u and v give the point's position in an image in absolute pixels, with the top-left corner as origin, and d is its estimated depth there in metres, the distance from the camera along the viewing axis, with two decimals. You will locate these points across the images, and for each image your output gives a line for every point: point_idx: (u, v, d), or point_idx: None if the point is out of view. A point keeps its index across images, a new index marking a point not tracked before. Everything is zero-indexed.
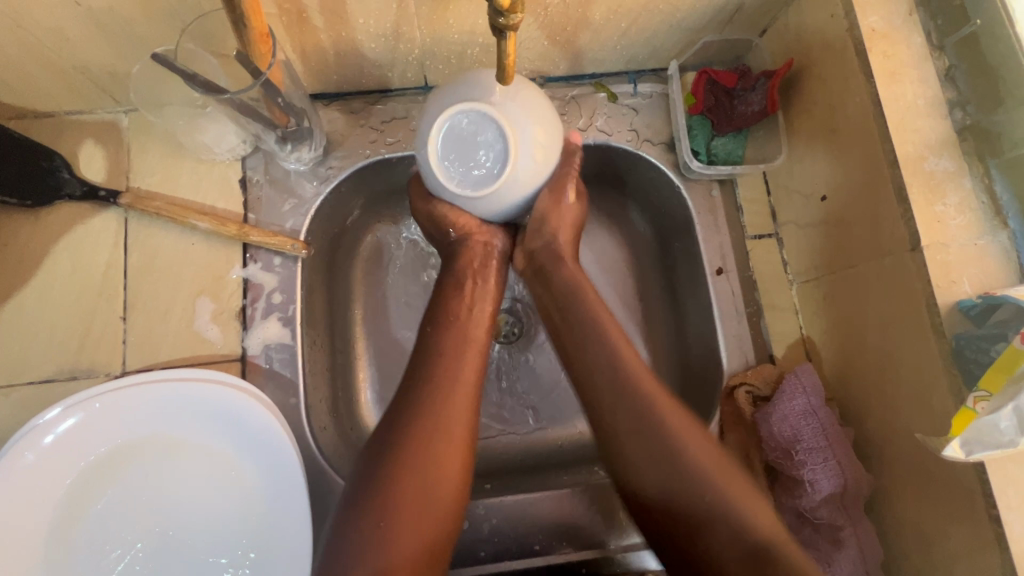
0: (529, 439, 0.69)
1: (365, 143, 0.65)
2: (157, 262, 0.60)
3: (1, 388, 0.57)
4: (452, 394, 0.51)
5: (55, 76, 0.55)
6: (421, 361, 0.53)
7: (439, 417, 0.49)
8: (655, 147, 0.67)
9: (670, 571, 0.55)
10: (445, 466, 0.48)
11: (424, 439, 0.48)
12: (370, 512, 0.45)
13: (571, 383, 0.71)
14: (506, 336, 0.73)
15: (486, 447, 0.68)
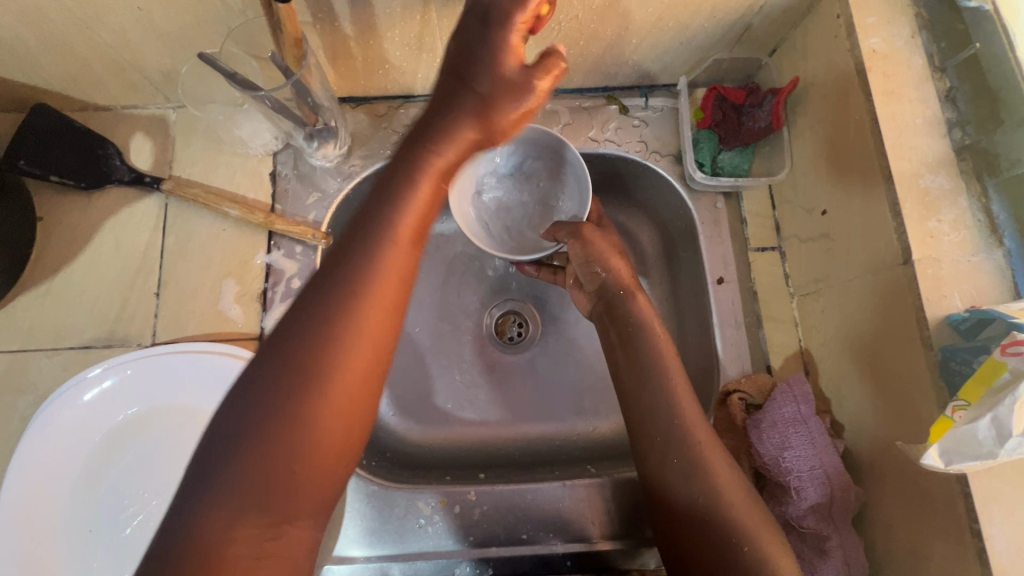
0: (526, 436, 0.71)
1: (387, 144, 0.70)
2: (190, 244, 0.65)
3: (47, 350, 0.62)
4: (381, 298, 0.39)
5: (115, 73, 0.62)
6: (351, 255, 0.40)
7: (351, 335, 0.38)
8: (663, 158, 0.70)
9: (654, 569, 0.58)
10: (356, 391, 0.38)
11: (342, 353, 0.38)
12: (278, 420, 0.36)
13: (570, 383, 0.73)
14: (512, 335, 0.76)
15: (484, 442, 0.70)
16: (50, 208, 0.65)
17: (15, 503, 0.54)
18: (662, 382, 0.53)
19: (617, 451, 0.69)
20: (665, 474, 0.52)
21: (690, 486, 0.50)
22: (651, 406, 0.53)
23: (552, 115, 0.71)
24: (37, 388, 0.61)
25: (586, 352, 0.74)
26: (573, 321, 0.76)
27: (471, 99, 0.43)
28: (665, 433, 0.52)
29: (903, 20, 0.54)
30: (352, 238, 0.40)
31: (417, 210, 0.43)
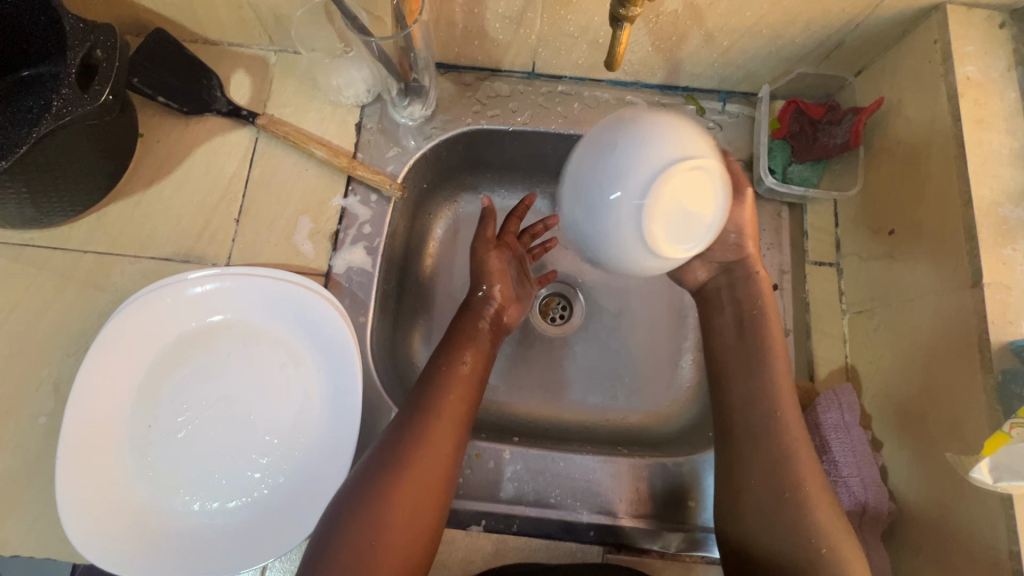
0: (559, 412, 0.73)
1: (469, 112, 0.73)
2: (274, 178, 0.69)
3: (130, 256, 0.66)
4: (427, 457, 0.53)
5: (233, 10, 0.66)
6: (425, 389, 0.57)
7: (426, 441, 0.54)
8: (732, 162, 0.71)
9: (674, 553, 0.59)
10: (420, 510, 0.51)
11: (414, 486, 0.51)
12: (349, 550, 0.48)
13: (607, 368, 0.75)
14: (555, 316, 0.78)
15: (517, 411, 0.72)
16: (150, 127, 0.70)
17: (87, 390, 0.57)
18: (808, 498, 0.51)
19: (647, 439, 0.70)
20: (750, 491, 0.53)
21: (762, 491, 0.52)
22: (756, 489, 0.52)
23: (630, 107, 0.73)
24: (115, 290, 0.65)
25: (627, 340, 0.76)
26: (616, 309, 0.77)
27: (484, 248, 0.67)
28: (775, 523, 0.51)
29: (999, 54, 0.55)
30: (413, 395, 0.57)
31: (464, 360, 0.60)
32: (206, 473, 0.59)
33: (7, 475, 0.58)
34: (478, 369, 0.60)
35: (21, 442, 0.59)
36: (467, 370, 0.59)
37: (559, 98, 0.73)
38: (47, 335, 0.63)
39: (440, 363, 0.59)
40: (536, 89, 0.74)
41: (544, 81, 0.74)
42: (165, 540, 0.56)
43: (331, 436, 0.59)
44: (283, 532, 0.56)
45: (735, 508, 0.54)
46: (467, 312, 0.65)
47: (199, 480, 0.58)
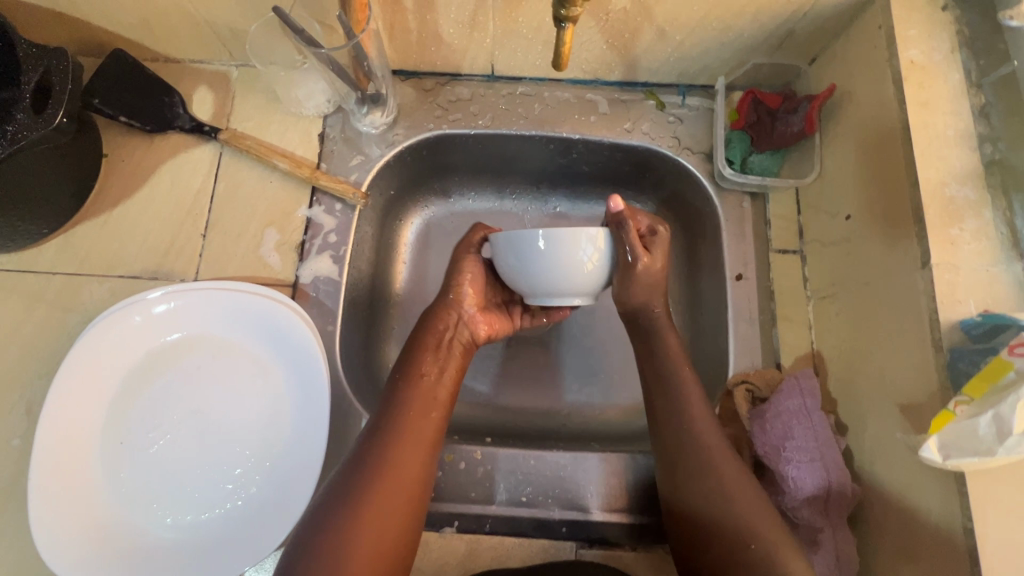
0: (534, 410, 0.73)
1: (430, 117, 0.73)
2: (238, 191, 0.69)
3: (98, 276, 0.66)
4: (391, 478, 0.53)
5: (189, 27, 0.67)
6: (387, 412, 0.56)
7: (391, 466, 0.53)
8: (694, 155, 0.72)
9: (647, 547, 0.59)
10: (387, 535, 0.50)
11: (377, 514, 0.51)
12: None
13: (581, 365, 0.75)
14: None
15: (492, 412, 0.73)
16: (114, 147, 0.70)
17: (57, 412, 0.58)
18: (760, 529, 0.49)
19: (621, 432, 0.71)
20: (690, 504, 0.53)
21: (699, 501, 0.52)
22: (693, 501, 0.53)
23: (590, 104, 0.74)
24: (85, 310, 0.65)
25: (599, 336, 0.77)
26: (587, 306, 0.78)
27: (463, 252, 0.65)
28: (719, 531, 0.51)
29: (943, 36, 0.55)
30: (376, 417, 0.56)
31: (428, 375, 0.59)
32: (181, 488, 0.59)
33: None
34: (443, 386, 0.60)
35: None
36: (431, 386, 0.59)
37: (520, 99, 0.74)
38: (19, 357, 0.63)
39: (403, 376, 0.59)
40: (496, 91, 0.74)
41: (504, 83, 0.74)
42: (142, 557, 0.57)
43: (301, 445, 0.59)
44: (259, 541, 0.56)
45: (683, 522, 0.53)
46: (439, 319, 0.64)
47: (175, 495, 0.59)
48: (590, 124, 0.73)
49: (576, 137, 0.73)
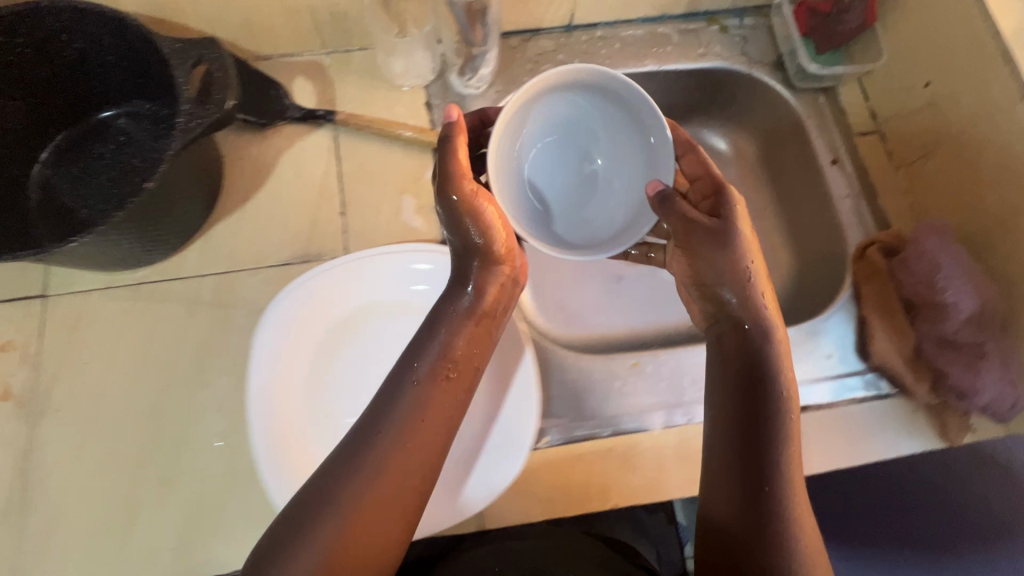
0: (670, 328, 0.77)
1: (524, 72, 0.78)
2: (364, 167, 0.72)
3: (250, 270, 0.67)
4: (402, 469, 0.48)
5: (291, 16, 0.69)
6: (386, 396, 0.51)
7: (396, 450, 0.49)
8: (765, 67, 0.80)
9: (827, 405, 0.66)
10: (377, 526, 0.47)
11: (396, 492, 0.48)
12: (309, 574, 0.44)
13: None
14: None
15: (636, 336, 0.76)
16: (231, 146, 0.71)
17: (266, 398, 0.59)
18: (789, 422, 0.51)
19: None
20: (721, 407, 0.54)
21: (720, 416, 0.53)
22: (727, 408, 0.53)
23: (663, 37, 0.80)
24: (247, 303, 0.66)
25: None
26: None
27: (473, 211, 0.54)
28: (734, 433, 0.52)
29: None
30: (393, 415, 0.50)
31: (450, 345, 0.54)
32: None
33: (202, 495, 0.59)
34: (463, 378, 0.54)
35: (205, 463, 0.60)
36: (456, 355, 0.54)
37: (600, 43, 0.80)
38: (193, 360, 0.63)
39: (420, 372, 0.53)
40: (576, 39, 0.79)
41: (581, 31, 0.80)
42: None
43: (500, 380, 0.61)
44: (500, 463, 0.59)
45: (709, 432, 0.54)
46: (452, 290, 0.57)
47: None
48: (668, 54, 0.80)
49: (659, 68, 0.79)
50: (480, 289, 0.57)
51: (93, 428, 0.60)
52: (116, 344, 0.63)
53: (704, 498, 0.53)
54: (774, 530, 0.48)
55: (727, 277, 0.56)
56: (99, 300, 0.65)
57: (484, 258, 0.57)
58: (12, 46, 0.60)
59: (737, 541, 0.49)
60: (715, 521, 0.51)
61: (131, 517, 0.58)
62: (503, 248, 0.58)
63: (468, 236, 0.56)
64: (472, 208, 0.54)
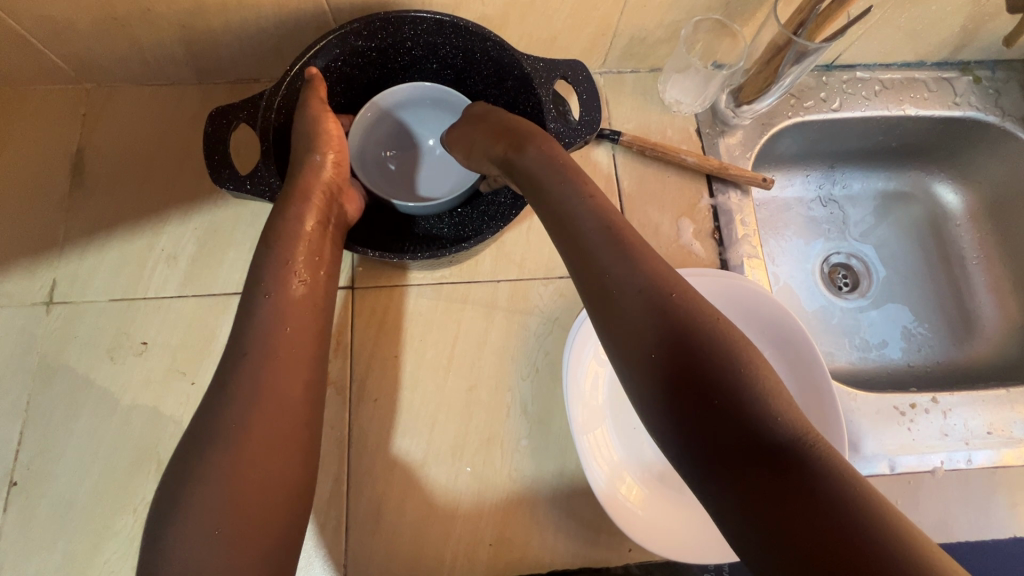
0: (879, 366, 0.85)
1: (787, 107, 0.80)
2: (642, 187, 0.74)
3: (541, 279, 0.69)
4: (242, 430, 0.44)
5: (596, 38, 0.71)
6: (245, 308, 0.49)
7: (272, 379, 0.47)
8: (1018, 120, 0.82)
9: None
10: (262, 483, 0.44)
11: (257, 428, 0.45)
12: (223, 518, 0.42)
13: (904, 327, 0.88)
14: (844, 286, 0.91)
15: (845, 371, 0.85)
16: None
17: (586, 405, 0.61)
18: (706, 364, 0.39)
19: (963, 373, 0.83)
20: (691, 397, 0.39)
21: (648, 380, 0.41)
22: (648, 376, 0.41)
23: (920, 83, 0.83)
24: (541, 312, 0.68)
25: (913, 301, 0.89)
26: (896, 276, 0.91)
27: (316, 150, 0.59)
28: (700, 408, 0.38)
29: None
30: (267, 279, 0.50)
31: (298, 245, 0.53)
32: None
33: (514, 494, 0.61)
34: (319, 283, 0.53)
35: (515, 463, 0.62)
36: (301, 284, 0.51)
37: (860, 84, 0.82)
38: (494, 361, 0.66)
39: (268, 285, 0.50)
40: (836, 78, 0.82)
41: (839, 71, 0.82)
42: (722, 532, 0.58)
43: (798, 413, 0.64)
44: None
45: (676, 412, 0.39)
46: (304, 199, 0.55)
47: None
48: (924, 99, 0.82)
49: (914, 112, 0.82)
50: (299, 217, 0.54)
51: (405, 420, 0.63)
52: (421, 340, 0.66)
53: (658, 427, 0.40)
54: (795, 419, 0.38)
55: (614, 228, 0.47)
56: (402, 295, 0.67)
57: (300, 193, 0.55)
58: (363, 48, 0.63)
59: (773, 442, 0.36)
60: (745, 499, 0.35)
61: (449, 508, 0.61)
62: (307, 181, 0.56)
63: (308, 154, 0.58)
64: (319, 126, 0.59)
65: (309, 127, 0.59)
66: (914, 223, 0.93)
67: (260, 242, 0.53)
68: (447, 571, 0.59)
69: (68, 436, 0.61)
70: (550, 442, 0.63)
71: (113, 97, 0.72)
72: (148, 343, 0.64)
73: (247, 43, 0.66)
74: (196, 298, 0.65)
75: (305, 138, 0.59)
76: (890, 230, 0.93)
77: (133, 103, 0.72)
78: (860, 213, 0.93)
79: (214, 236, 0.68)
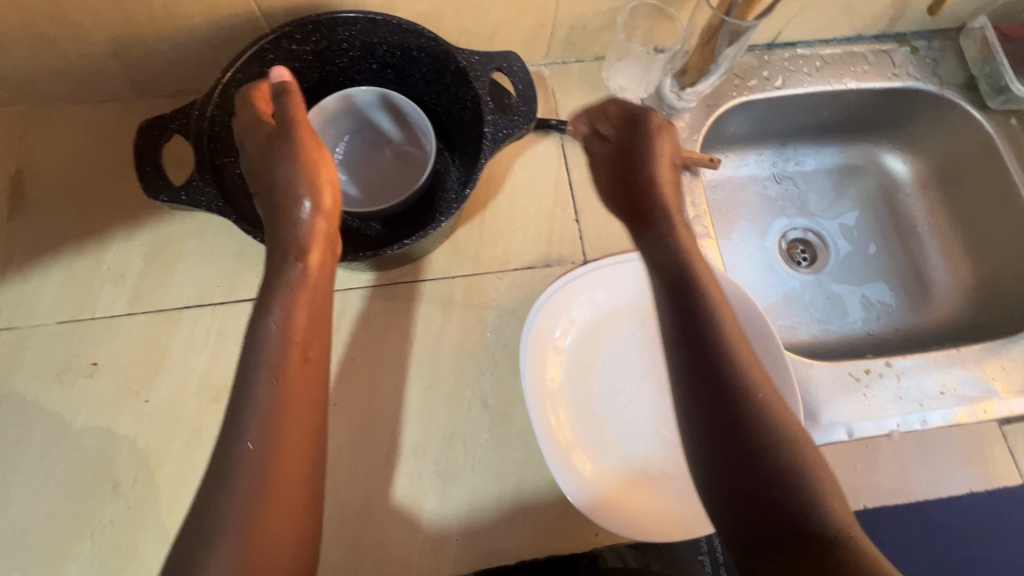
0: (840, 337, 0.87)
1: (732, 87, 0.81)
2: (593, 175, 0.75)
3: (496, 273, 0.69)
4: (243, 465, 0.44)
5: (536, 29, 0.72)
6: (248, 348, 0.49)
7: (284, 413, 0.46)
8: (956, 87, 0.84)
9: None
10: (274, 515, 0.44)
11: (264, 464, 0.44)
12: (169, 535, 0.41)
13: (864, 297, 0.89)
14: (803, 261, 0.92)
15: (808, 345, 0.86)
16: None
17: (547, 391, 0.63)
18: (738, 431, 0.47)
19: (919, 338, 0.85)
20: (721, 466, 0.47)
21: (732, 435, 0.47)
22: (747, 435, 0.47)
23: (859, 57, 0.84)
24: (498, 305, 0.68)
25: (870, 271, 0.91)
26: (853, 247, 0.92)
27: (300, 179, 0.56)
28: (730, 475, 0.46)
29: None
30: (264, 322, 0.50)
31: (305, 290, 0.52)
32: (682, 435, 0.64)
33: (479, 488, 0.61)
34: (324, 314, 0.53)
35: (479, 458, 0.62)
36: (303, 320, 0.51)
37: (801, 61, 0.83)
38: (453, 357, 0.66)
39: (275, 331, 0.49)
40: (778, 56, 0.83)
41: (780, 49, 0.84)
42: (698, 504, 0.60)
43: None
44: None
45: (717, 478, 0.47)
46: (298, 240, 0.54)
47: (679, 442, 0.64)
48: (864, 72, 0.84)
49: (855, 85, 0.84)
50: (302, 260, 0.53)
51: (367, 424, 0.63)
52: (378, 342, 0.66)
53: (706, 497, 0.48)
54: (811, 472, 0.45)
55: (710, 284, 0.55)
56: (356, 298, 0.67)
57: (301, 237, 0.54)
58: (298, 52, 0.62)
59: (811, 531, 0.42)
60: (779, 554, 0.42)
61: (414, 507, 0.60)
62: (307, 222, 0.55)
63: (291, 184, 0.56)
64: (305, 155, 0.57)
65: (290, 157, 0.56)
66: (868, 195, 0.94)
67: (263, 293, 0.52)
68: (417, 571, 0.59)
69: (20, 465, 0.59)
70: (513, 433, 0.63)
71: (49, 118, 0.70)
72: (99, 364, 0.63)
73: (181, 53, 0.65)
74: (147, 316, 0.65)
75: (286, 169, 0.56)
76: (845, 204, 0.95)
77: (70, 122, 0.70)
78: (814, 188, 0.95)
79: (162, 251, 0.67)
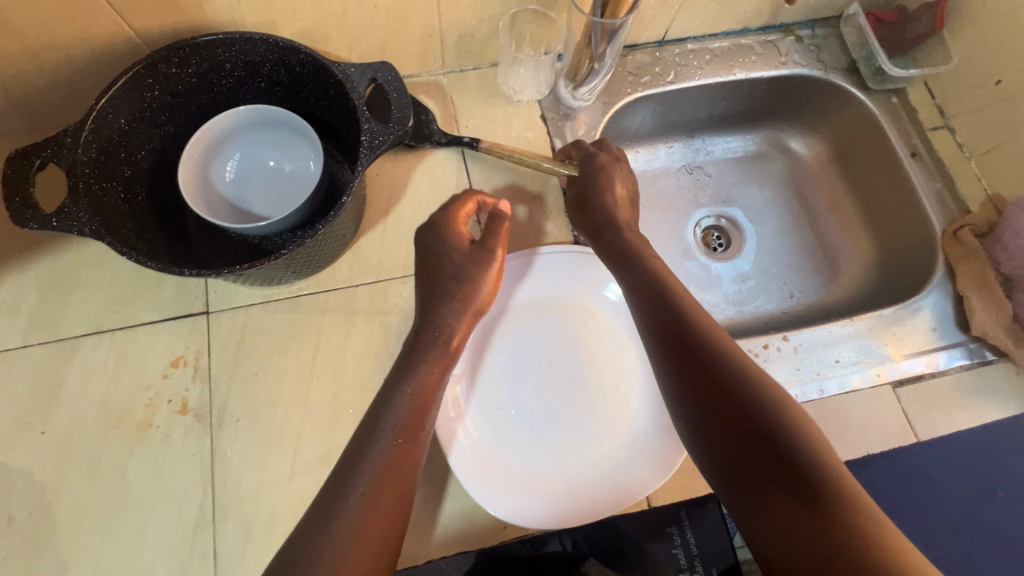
0: (755, 317, 0.89)
1: (626, 84, 0.84)
2: (493, 176, 0.76)
3: (399, 278, 0.70)
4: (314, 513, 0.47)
5: (424, 40, 0.74)
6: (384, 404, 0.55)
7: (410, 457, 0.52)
8: (840, 71, 0.88)
9: (925, 372, 0.72)
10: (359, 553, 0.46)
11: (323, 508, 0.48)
12: None
13: (775, 277, 0.92)
14: (717, 246, 0.95)
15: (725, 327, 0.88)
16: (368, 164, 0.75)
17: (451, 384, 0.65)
18: (715, 403, 0.51)
19: (828, 311, 0.88)
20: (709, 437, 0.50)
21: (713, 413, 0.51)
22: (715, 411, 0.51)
23: (748, 48, 0.88)
24: (402, 309, 0.69)
25: (780, 250, 0.94)
26: (763, 229, 0.95)
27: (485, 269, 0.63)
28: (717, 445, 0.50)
29: None
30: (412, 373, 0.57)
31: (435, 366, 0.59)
32: (592, 418, 0.67)
33: None
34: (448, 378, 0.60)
35: None
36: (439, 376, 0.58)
37: (693, 55, 0.87)
38: (358, 364, 0.66)
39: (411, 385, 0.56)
40: (669, 53, 0.87)
41: (671, 45, 0.87)
42: (599, 486, 0.62)
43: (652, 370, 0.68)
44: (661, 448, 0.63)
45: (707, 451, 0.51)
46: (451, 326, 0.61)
47: (590, 425, 0.66)
48: (753, 62, 0.88)
49: (746, 76, 0.87)
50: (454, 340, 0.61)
51: (271, 438, 0.63)
52: (282, 354, 0.66)
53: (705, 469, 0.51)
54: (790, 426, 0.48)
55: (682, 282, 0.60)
56: (258, 313, 0.67)
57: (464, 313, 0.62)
58: (179, 75, 0.63)
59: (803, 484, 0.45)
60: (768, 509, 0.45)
61: None
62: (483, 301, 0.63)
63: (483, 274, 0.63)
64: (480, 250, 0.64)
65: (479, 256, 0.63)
66: (774, 178, 0.98)
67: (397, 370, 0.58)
68: None
69: None
70: None
71: None
72: None
73: (65, 85, 0.66)
74: (43, 348, 0.64)
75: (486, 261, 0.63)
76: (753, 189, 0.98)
77: None
78: (723, 175, 0.98)
79: (59, 281, 0.66)
